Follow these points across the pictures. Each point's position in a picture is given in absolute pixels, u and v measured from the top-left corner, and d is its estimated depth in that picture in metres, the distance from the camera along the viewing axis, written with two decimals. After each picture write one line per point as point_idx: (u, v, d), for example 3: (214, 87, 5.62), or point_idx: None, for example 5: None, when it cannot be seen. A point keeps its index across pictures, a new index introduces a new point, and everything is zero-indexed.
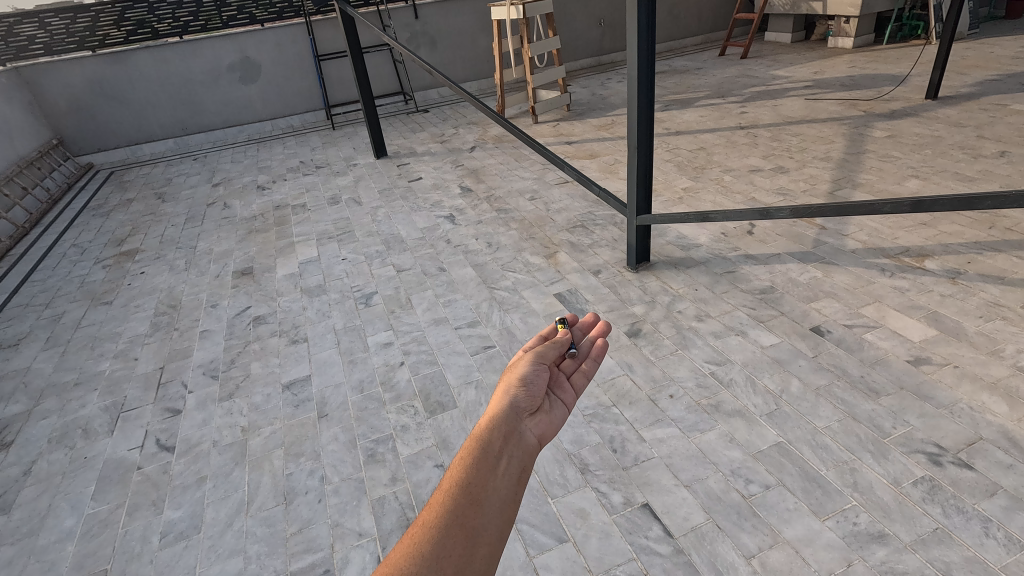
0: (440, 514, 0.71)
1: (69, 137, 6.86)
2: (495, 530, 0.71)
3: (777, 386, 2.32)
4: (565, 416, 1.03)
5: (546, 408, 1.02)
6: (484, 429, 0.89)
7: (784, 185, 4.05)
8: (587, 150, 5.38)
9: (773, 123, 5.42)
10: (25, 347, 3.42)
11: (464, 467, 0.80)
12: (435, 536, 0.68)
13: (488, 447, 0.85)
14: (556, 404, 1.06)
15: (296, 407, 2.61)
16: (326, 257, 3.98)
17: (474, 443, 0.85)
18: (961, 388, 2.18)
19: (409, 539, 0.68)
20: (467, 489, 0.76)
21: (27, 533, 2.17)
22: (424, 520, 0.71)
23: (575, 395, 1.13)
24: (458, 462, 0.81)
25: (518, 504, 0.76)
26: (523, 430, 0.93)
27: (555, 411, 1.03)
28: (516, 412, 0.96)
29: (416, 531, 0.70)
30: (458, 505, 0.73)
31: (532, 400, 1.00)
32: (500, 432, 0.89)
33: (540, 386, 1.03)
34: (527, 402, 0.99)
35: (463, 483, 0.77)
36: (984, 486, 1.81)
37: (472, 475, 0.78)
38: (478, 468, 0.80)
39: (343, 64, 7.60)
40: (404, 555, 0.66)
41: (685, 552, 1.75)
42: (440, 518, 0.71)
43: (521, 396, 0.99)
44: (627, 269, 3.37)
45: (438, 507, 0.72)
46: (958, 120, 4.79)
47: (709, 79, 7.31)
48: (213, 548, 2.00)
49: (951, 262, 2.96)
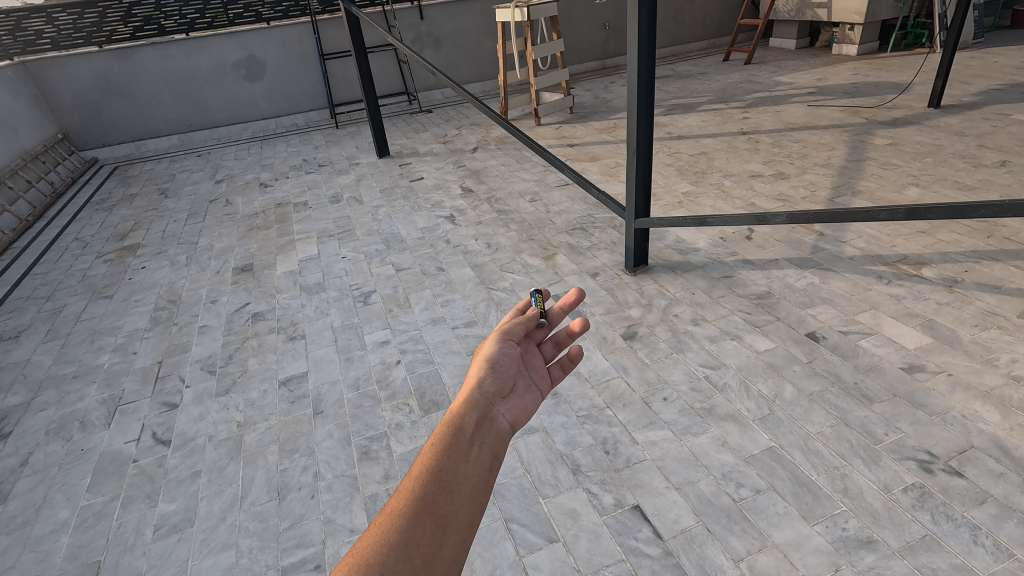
0: (406, 502, 0.72)
1: (75, 131, 6.91)
2: (465, 516, 0.72)
3: (770, 391, 2.33)
4: (539, 400, 1.04)
5: (519, 391, 1.02)
6: (454, 414, 0.89)
7: (784, 191, 4.07)
8: (588, 153, 5.40)
9: (774, 128, 5.43)
10: (25, 339, 3.44)
11: (434, 454, 0.80)
12: (402, 526, 0.69)
13: (459, 432, 0.85)
14: (530, 385, 1.06)
15: (292, 404, 2.62)
16: (325, 255, 4.00)
17: (444, 428, 0.85)
18: (954, 397, 2.18)
19: (376, 528, 0.69)
20: (436, 475, 0.76)
21: (21, 523, 2.18)
22: (392, 508, 0.72)
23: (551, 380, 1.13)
24: (428, 449, 0.81)
25: (488, 489, 0.77)
26: (495, 416, 0.94)
27: (528, 392, 1.04)
28: (488, 397, 0.96)
29: (383, 520, 0.70)
30: (428, 492, 0.74)
31: (503, 383, 1.00)
32: (471, 417, 0.89)
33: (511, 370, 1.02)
34: (499, 386, 0.99)
35: (433, 469, 0.77)
36: (973, 494, 1.81)
37: (442, 462, 0.78)
38: (448, 454, 0.80)
39: (348, 64, 7.63)
40: (370, 546, 0.66)
41: (674, 554, 1.76)
42: (406, 507, 0.71)
43: (492, 380, 0.99)
44: (624, 271, 3.38)
45: (404, 497, 0.73)
46: (960, 128, 4.80)
47: (712, 84, 7.33)
48: (205, 542, 2.01)
49: (948, 271, 2.97)
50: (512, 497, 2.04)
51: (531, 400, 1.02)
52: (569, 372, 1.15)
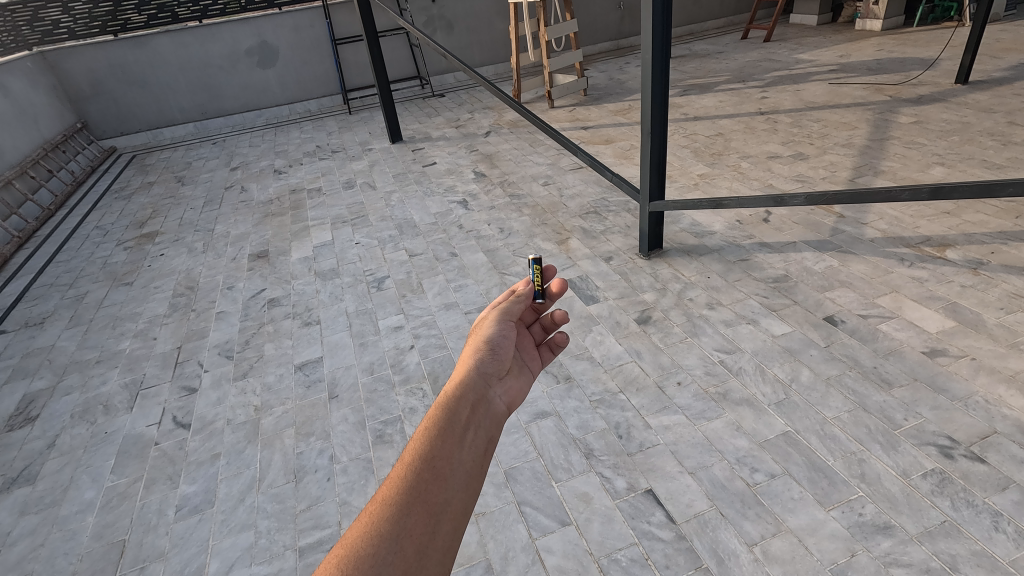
0: (400, 489, 0.72)
1: (93, 120, 7.00)
2: (460, 503, 0.72)
3: (786, 374, 2.30)
4: (529, 382, 1.05)
5: (513, 372, 1.03)
6: (449, 394, 0.89)
7: (804, 172, 3.98)
8: (602, 135, 5.34)
9: (794, 108, 5.30)
10: (50, 325, 3.52)
11: (428, 439, 0.79)
12: (393, 515, 0.69)
13: (455, 414, 0.85)
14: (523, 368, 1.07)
15: (308, 388, 2.66)
16: (339, 241, 4.01)
17: (439, 410, 0.85)
18: (978, 381, 2.13)
19: (365, 518, 0.69)
20: (426, 460, 0.76)
21: (50, 503, 2.26)
22: (383, 497, 0.71)
23: (540, 363, 1.14)
24: (421, 432, 0.81)
25: (482, 477, 0.77)
26: (490, 396, 0.94)
27: (522, 374, 1.05)
28: (484, 377, 0.96)
29: (373, 509, 0.70)
30: (420, 480, 0.73)
31: (500, 364, 1.01)
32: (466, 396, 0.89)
33: (507, 351, 1.03)
34: (496, 368, 1.00)
35: (426, 455, 0.77)
36: (996, 480, 1.78)
37: (436, 447, 0.78)
38: (444, 440, 0.79)
39: (360, 49, 7.60)
40: (360, 537, 0.66)
41: (687, 538, 1.76)
42: (398, 495, 0.71)
43: (489, 362, 0.99)
44: (638, 255, 3.34)
45: (397, 484, 0.72)
46: (988, 105, 4.63)
47: (730, 62, 7.17)
48: (225, 522, 2.06)
49: (973, 253, 2.88)
50: (525, 481, 2.05)
51: (525, 382, 1.03)
52: (555, 355, 1.18)
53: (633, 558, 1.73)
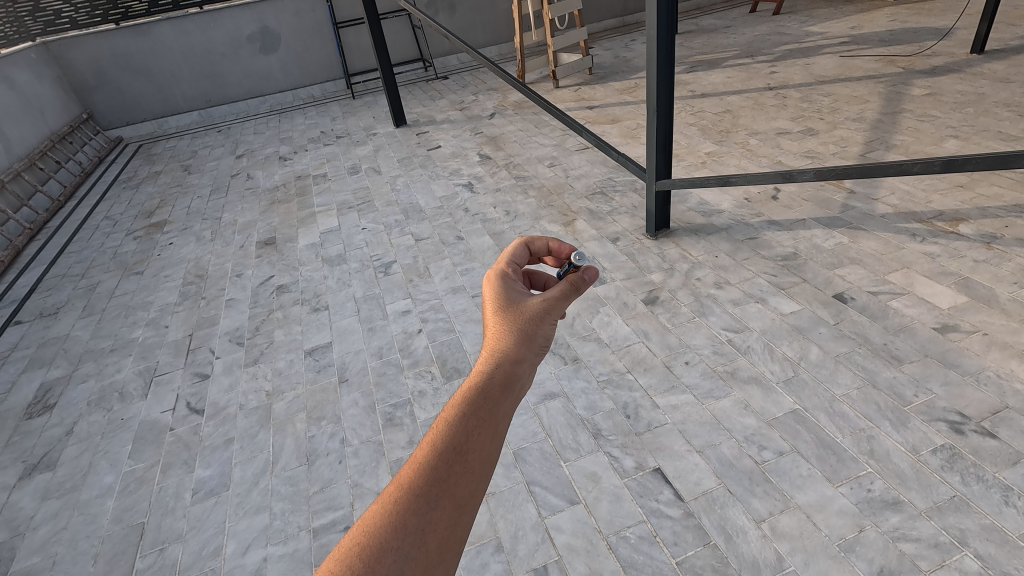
0: (423, 472, 0.58)
1: (98, 111, 7.01)
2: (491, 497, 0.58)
3: (796, 353, 2.29)
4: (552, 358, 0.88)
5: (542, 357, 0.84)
6: (484, 365, 0.71)
7: (813, 148, 3.91)
8: (608, 115, 5.27)
9: (804, 82, 5.19)
10: (63, 315, 3.57)
11: (460, 415, 0.64)
12: (414, 504, 0.55)
13: (492, 386, 0.68)
14: None
15: (318, 373, 2.69)
16: (346, 227, 4.02)
17: (470, 392, 0.66)
18: (989, 356, 2.11)
19: (382, 501, 0.56)
20: (455, 439, 0.61)
21: (71, 488, 2.31)
22: (402, 479, 0.58)
23: None
24: (448, 413, 0.64)
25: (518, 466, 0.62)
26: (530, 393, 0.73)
27: None
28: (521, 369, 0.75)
29: (392, 491, 0.57)
30: (447, 464, 0.59)
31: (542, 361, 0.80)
32: (503, 370, 0.70)
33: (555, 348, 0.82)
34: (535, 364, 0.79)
35: (455, 439, 0.61)
36: (1007, 455, 1.77)
37: (468, 426, 0.62)
38: (478, 418, 0.63)
39: (361, 32, 7.52)
40: (374, 524, 0.53)
41: (695, 515, 1.77)
42: (418, 479, 0.57)
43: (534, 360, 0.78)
44: (646, 236, 3.32)
45: (419, 468, 0.58)
46: (1004, 75, 4.51)
47: (738, 37, 7.02)
48: (241, 504, 2.10)
49: (986, 226, 2.84)
50: (534, 461, 2.06)
51: None
52: None
53: (642, 536, 1.75)
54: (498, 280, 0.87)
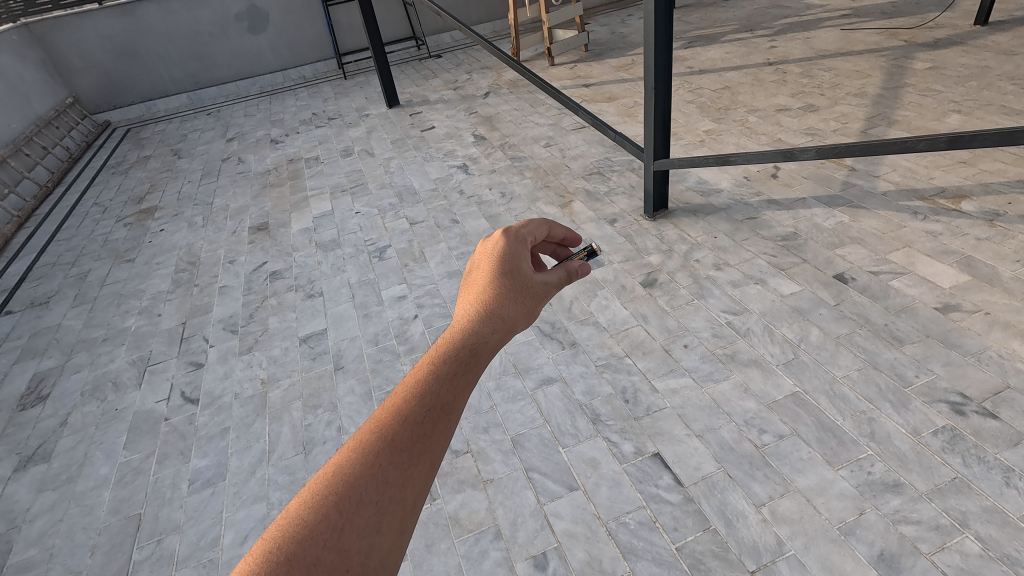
0: (402, 422, 0.56)
1: (85, 95, 6.88)
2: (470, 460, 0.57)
3: (796, 335, 2.26)
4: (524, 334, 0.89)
5: None
6: (474, 328, 0.70)
7: (814, 125, 3.84)
8: (605, 93, 5.17)
9: (804, 57, 5.09)
10: (55, 304, 3.53)
11: (445, 372, 0.62)
12: (390, 454, 0.53)
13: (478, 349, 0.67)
14: None
15: (313, 360, 2.66)
16: (339, 211, 3.96)
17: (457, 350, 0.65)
18: (991, 336, 2.09)
19: (356, 448, 0.54)
20: (438, 398, 0.59)
21: (66, 480, 2.29)
22: (380, 427, 0.56)
23: None
24: (432, 367, 0.63)
25: None
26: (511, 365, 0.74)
27: None
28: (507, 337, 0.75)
29: (367, 437, 0.55)
30: (429, 420, 0.57)
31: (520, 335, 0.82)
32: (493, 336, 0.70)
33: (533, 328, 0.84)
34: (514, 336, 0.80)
35: (439, 396, 0.59)
36: (1008, 436, 1.75)
37: (452, 386, 0.61)
38: (463, 379, 0.62)
39: (352, 10, 7.34)
40: (347, 468, 0.51)
41: (695, 500, 1.76)
42: (397, 430, 0.55)
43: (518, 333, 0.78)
44: (644, 217, 3.26)
45: (398, 418, 0.57)
46: (1008, 47, 4.42)
47: (737, 11, 6.87)
48: (238, 494, 2.09)
49: (989, 203, 2.79)
50: (533, 447, 2.05)
51: None
52: None
53: (642, 521, 1.74)
54: (504, 245, 0.85)
